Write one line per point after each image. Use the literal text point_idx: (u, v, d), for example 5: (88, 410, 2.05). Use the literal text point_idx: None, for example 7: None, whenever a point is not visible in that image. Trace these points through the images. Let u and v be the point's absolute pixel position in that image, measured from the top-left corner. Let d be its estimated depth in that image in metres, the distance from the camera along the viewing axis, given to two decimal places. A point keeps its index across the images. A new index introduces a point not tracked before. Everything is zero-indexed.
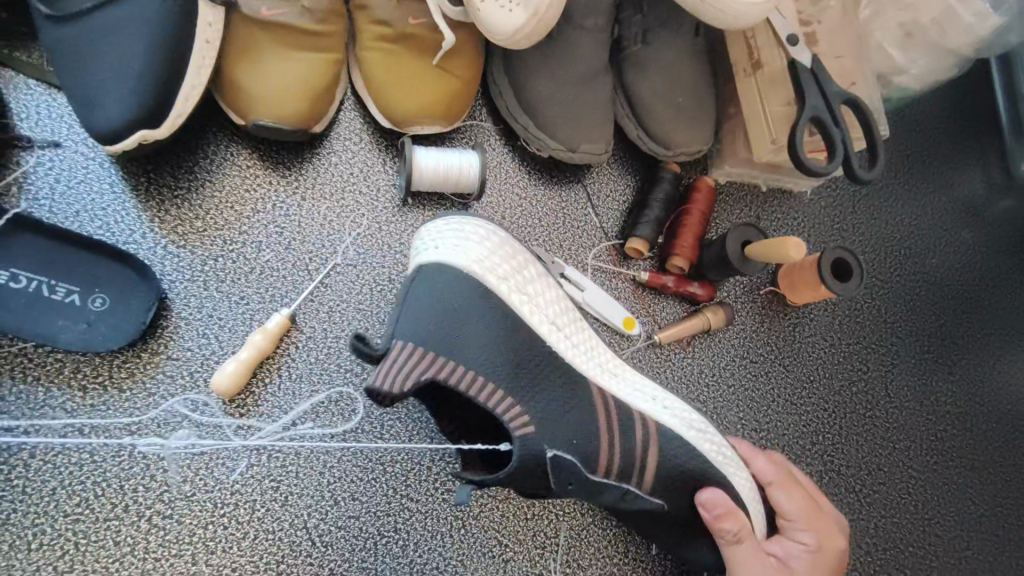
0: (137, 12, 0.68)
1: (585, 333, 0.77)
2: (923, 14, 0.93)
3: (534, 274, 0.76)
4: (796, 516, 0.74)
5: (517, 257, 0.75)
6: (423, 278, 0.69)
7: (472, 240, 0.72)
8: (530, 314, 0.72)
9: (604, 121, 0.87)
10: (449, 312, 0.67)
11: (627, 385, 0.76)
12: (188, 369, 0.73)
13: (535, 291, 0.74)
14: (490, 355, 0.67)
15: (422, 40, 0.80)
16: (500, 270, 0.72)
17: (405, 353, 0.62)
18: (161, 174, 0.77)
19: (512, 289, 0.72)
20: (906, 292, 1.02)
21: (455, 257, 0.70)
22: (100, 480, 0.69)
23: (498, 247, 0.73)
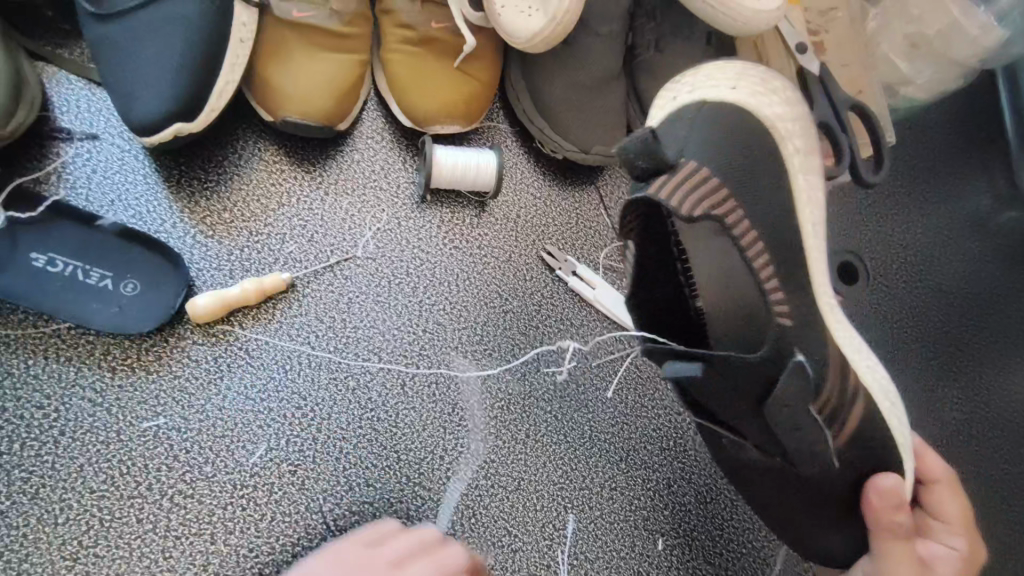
0: (177, 11, 0.72)
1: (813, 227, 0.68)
2: (928, 27, 0.96)
3: (798, 145, 0.68)
4: (952, 519, 0.70)
5: (802, 120, 0.68)
6: (721, 117, 0.66)
7: (776, 90, 0.67)
8: (801, 184, 0.67)
9: (618, 125, 0.90)
10: (736, 158, 0.65)
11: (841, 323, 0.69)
12: (214, 354, 0.76)
13: (808, 161, 0.68)
14: (775, 214, 0.66)
15: (444, 43, 0.84)
16: (789, 132, 0.67)
17: (693, 178, 0.64)
18: (192, 167, 0.80)
19: (801, 156, 0.67)
20: (912, 298, 1.04)
21: (762, 109, 0.67)
22: (126, 458, 0.72)
23: (766, 100, 0.67)
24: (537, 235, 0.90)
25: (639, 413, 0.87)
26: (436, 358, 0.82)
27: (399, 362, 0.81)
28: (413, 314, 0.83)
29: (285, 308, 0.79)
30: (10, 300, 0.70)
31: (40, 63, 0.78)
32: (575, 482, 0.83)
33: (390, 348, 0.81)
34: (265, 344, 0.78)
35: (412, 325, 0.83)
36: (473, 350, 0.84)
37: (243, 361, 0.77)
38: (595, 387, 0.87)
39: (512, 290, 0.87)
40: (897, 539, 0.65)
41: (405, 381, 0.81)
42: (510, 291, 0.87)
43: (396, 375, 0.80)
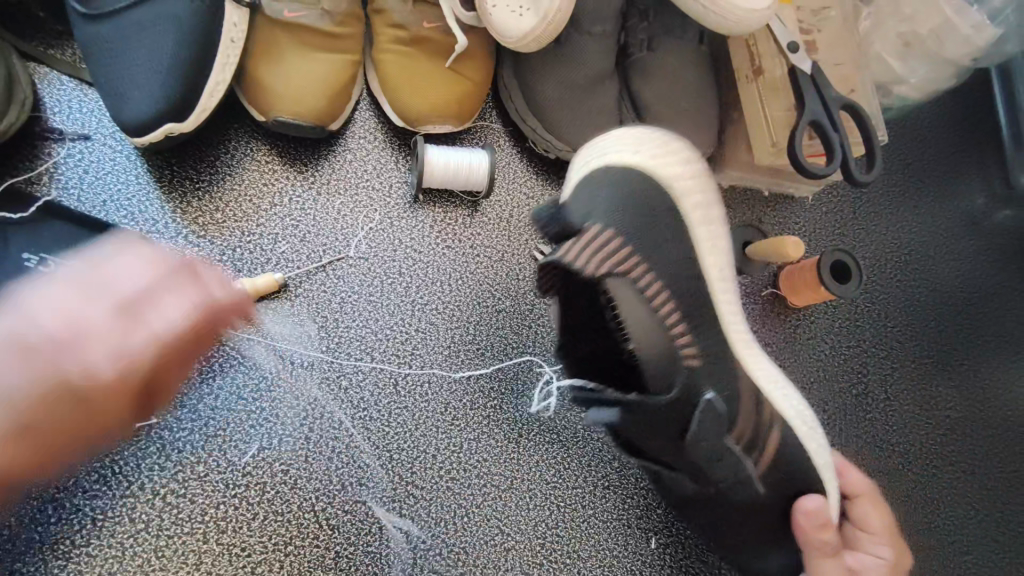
0: (167, 11, 0.72)
1: (721, 277, 0.73)
2: (922, 25, 0.96)
3: (698, 198, 0.73)
4: (877, 530, 0.72)
5: (698, 175, 0.74)
6: (609, 179, 0.72)
7: (675, 152, 0.74)
8: (701, 237, 0.73)
9: (610, 125, 0.90)
10: (640, 220, 0.71)
11: (760, 361, 0.73)
12: (206, 353, 0.76)
13: (710, 211, 0.73)
14: (681, 270, 0.72)
15: (436, 43, 0.84)
16: (683, 186, 0.73)
17: (594, 240, 0.70)
18: (184, 167, 0.80)
19: (694, 210, 0.73)
20: (906, 297, 1.04)
21: (663, 168, 0.72)
22: (119, 458, 0.72)
23: (667, 155, 0.73)
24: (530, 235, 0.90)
25: None
26: (428, 357, 0.82)
27: (392, 361, 0.81)
28: (406, 314, 0.83)
29: (278, 307, 0.80)
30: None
31: (32, 63, 0.78)
32: (568, 481, 0.83)
33: (383, 348, 0.81)
34: (257, 343, 0.78)
35: (405, 325, 0.83)
36: (466, 349, 0.84)
37: (235, 361, 0.77)
38: None
39: (504, 289, 0.87)
40: (826, 556, 0.66)
41: (398, 381, 0.81)
42: (502, 291, 0.87)
43: (389, 375, 0.81)
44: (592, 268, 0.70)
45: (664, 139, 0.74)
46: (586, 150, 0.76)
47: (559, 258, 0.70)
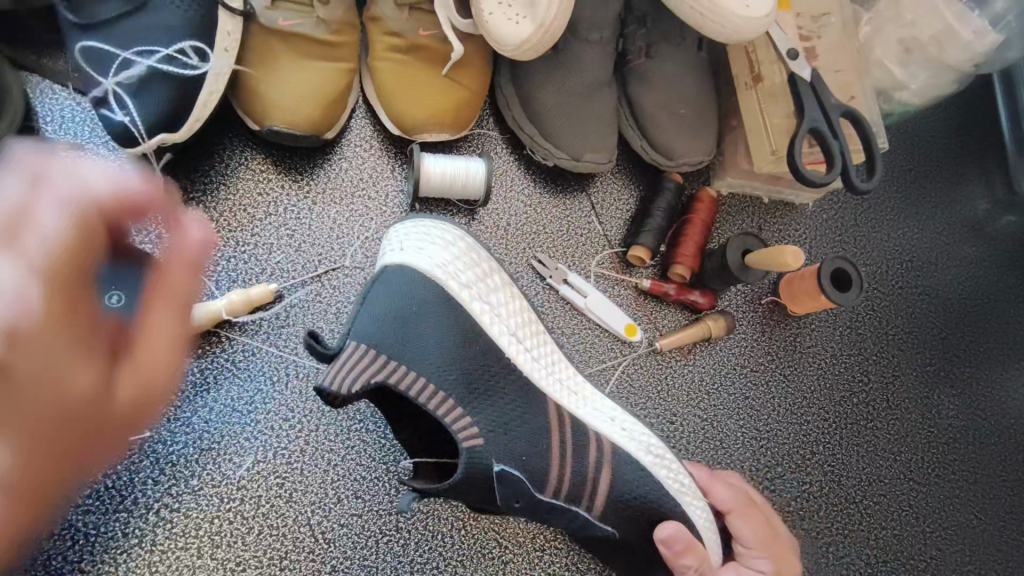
0: (161, 21, 0.71)
1: (546, 348, 0.77)
2: (922, 31, 0.95)
3: (499, 283, 0.75)
4: (754, 542, 0.71)
5: (480, 263, 0.75)
6: (382, 278, 0.69)
7: (435, 244, 0.72)
8: (490, 325, 0.72)
9: (609, 132, 0.89)
10: (404, 321, 0.67)
11: (584, 406, 0.76)
12: (200, 365, 0.76)
13: (498, 303, 0.74)
14: (446, 362, 0.67)
15: (432, 51, 0.83)
16: (464, 279, 0.72)
17: (358, 356, 0.62)
18: (178, 177, 0.80)
19: (472, 297, 0.72)
20: (908, 304, 1.03)
21: (422, 260, 0.70)
22: (112, 472, 0.71)
23: (463, 255, 0.74)
24: (527, 242, 0.91)
25: None
26: None
27: None
28: None
29: (273, 319, 0.79)
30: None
31: (25, 73, 0.78)
32: None
33: None
34: (252, 355, 0.77)
35: None
36: None
37: (229, 373, 0.76)
38: None
39: None
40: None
41: None
42: None
43: None
44: (358, 388, 0.61)
45: (463, 241, 0.75)
46: (390, 237, 0.74)
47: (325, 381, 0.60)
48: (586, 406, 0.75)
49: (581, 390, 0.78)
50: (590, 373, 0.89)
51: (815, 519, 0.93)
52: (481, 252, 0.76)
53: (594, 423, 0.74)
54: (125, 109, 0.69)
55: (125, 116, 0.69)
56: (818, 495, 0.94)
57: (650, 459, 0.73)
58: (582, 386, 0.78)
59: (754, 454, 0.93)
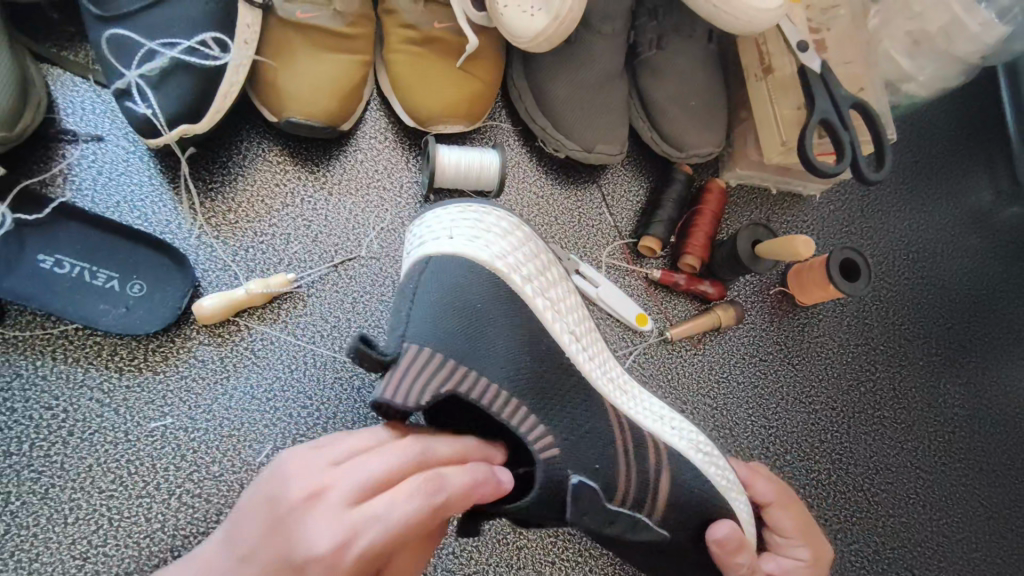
0: (181, 13, 0.72)
1: (598, 347, 0.77)
2: (931, 23, 0.96)
3: (556, 276, 0.76)
4: (792, 533, 0.75)
5: (540, 254, 0.75)
6: (431, 268, 0.68)
7: (489, 233, 0.71)
8: (552, 320, 0.71)
9: (620, 123, 0.90)
10: (464, 315, 0.66)
11: (634, 405, 0.75)
12: (220, 354, 0.77)
13: (558, 296, 0.74)
14: (512, 359, 0.66)
15: (447, 43, 0.84)
16: (525, 272, 0.71)
17: (416, 364, 0.60)
18: (196, 168, 0.81)
19: (535, 291, 0.71)
20: (915, 295, 1.04)
21: (477, 251, 0.69)
22: (135, 458, 0.72)
23: (520, 243, 0.73)
24: (539, 234, 0.92)
25: None
26: None
27: None
28: None
29: (291, 308, 0.80)
30: (18, 301, 0.71)
31: (44, 65, 0.79)
32: None
33: None
34: (271, 344, 0.78)
35: None
36: None
37: (249, 361, 0.77)
38: None
39: None
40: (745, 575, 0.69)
41: None
42: None
43: None
44: (427, 398, 0.60)
45: (518, 226, 0.74)
46: (425, 229, 0.72)
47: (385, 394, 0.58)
48: (636, 404, 0.75)
49: (631, 386, 0.77)
50: None
51: (823, 506, 0.94)
52: (537, 242, 0.75)
53: (649, 425, 0.74)
54: (147, 102, 0.71)
55: (147, 108, 0.71)
56: (826, 482, 0.95)
57: (701, 458, 0.74)
58: (631, 382, 0.78)
59: (763, 442, 0.94)
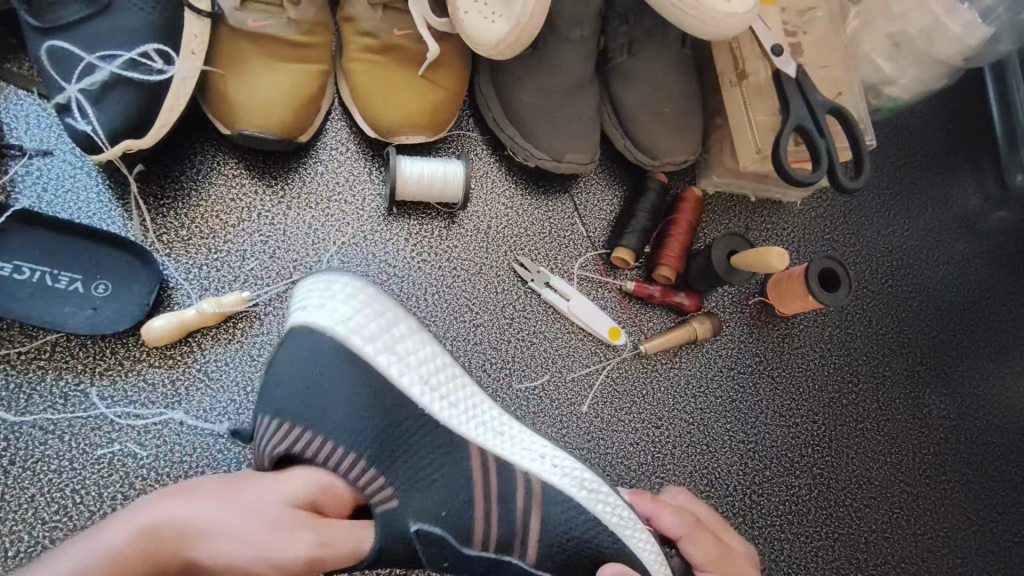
0: (124, 22, 0.69)
1: (464, 391, 0.73)
2: (912, 25, 0.92)
3: (405, 333, 0.72)
4: (708, 566, 0.70)
5: (387, 311, 0.72)
6: (288, 341, 0.68)
7: (336, 302, 0.70)
8: (397, 375, 0.69)
9: (589, 132, 0.87)
10: (306, 379, 0.65)
11: (510, 445, 0.71)
12: (171, 377, 0.74)
13: (407, 351, 0.71)
14: (351, 414, 0.65)
15: (408, 51, 0.81)
16: (367, 333, 0.69)
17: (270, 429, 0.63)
18: (148, 183, 0.78)
19: (377, 350, 0.69)
20: (896, 303, 1.01)
21: (319, 319, 0.68)
22: (80, 487, 0.69)
23: (364, 304, 0.71)
24: (509, 247, 0.89)
25: (615, 427, 0.88)
26: None
27: None
28: None
29: (246, 328, 0.77)
30: None
31: None
32: None
33: None
34: (223, 364, 0.75)
35: None
36: None
37: (201, 383, 0.74)
38: (570, 401, 0.87)
39: (481, 304, 0.86)
40: None
41: None
42: (480, 305, 0.86)
43: None
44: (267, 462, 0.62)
45: (365, 290, 0.72)
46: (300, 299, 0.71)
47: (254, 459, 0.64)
48: (511, 444, 0.71)
49: (506, 427, 0.73)
50: (574, 379, 0.87)
51: (803, 523, 0.92)
52: (385, 298, 0.73)
53: (520, 462, 0.69)
54: (88, 117, 0.68)
55: (87, 124, 0.68)
56: (806, 500, 0.92)
57: (583, 496, 0.69)
58: (513, 425, 0.74)
59: (741, 458, 0.92)
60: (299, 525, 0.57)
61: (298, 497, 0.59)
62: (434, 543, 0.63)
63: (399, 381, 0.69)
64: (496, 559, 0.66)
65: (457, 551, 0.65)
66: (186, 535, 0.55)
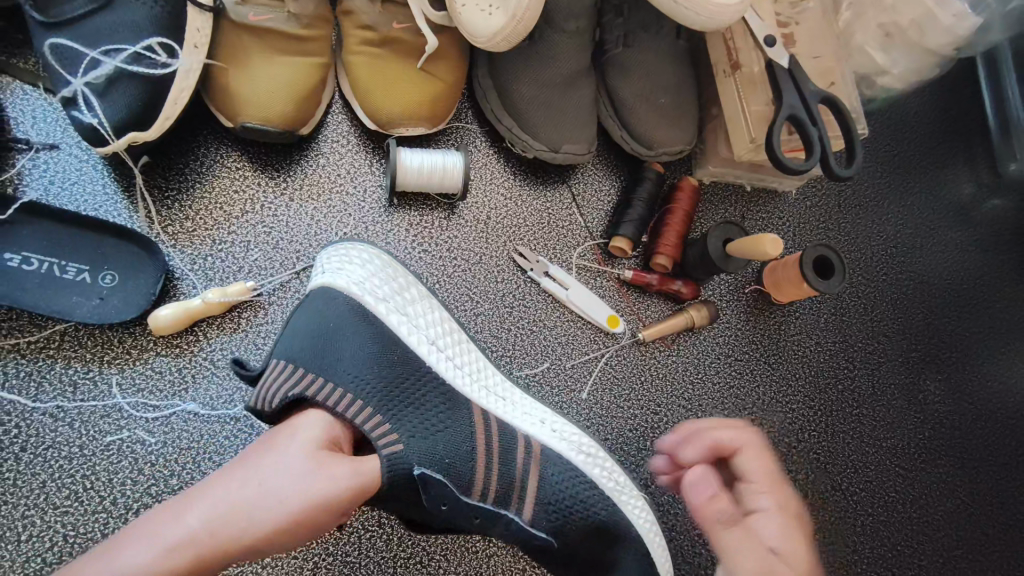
0: (128, 18, 0.70)
1: (468, 355, 0.78)
2: (903, 15, 0.94)
3: (416, 296, 0.77)
4: (761, 480, 0.64)
5: (399, 278, 0.77)
6: (306, 302, 0.71)
7: (356, 268, 0.74)
8: (407, 334, 0.73)
9: (586, 122, 0.89)
10: (320, 331, 0.68)
11: (513, 411, 0.76)
12: (178, 366, 0.75)
13: (417, 313, 0.76)
14: (364, 367, 0.66)
15: (407, 44, 0.82)
16: (380, 294, 0.74)
17: (280, 371, 0.64)
18: (152, 176, 0.79)
19: (389, 310, 0.73)
20: (891, 290, 1.03)
21: (336, 279, 0.72)
22: (90, 473, 0.71)
23: (381, 269, 0.76)
24: (508, 238, 0.90)
25: (614, 413, 0.89)
26: None
27: None
28: None
29: (251, 317, 0.78)
30: None
31: None
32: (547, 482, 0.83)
33: None
34: (229, 353, 0.77)
35: None
36: None
37: (208, 371, 0.76)
38: (569, 388, 0.88)
39: (482, 293, 0.88)
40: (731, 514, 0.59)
41: None
42: (481, 294, 0.88)
43: None
44: (277, 402, 0.62)
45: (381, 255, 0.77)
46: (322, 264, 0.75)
47: (259, 403, 0.64)
48: (514, 409, 0.75)
49: (509, 393, 0.78)
50: (573, 366, 0.89)
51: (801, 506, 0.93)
52: (399, 265, 0.78)
53: (522, 425, 0.74)
54: (94, 111, 0.69)
55: (93, 118, 0.69)
56: (803, 483, 0.94)
57: (582, 459, 0.74)
58: (511, 390, 0.78)
59: None
60: (334, 462, 0.57)
61: (319, 441, 0.58)
62: (434, 489, 0.61)
63: (410, 339, 0.73)
64: (494, 511, 0.65)
65: (458, 501, 0.63)
66: (230, 519, 0.53)
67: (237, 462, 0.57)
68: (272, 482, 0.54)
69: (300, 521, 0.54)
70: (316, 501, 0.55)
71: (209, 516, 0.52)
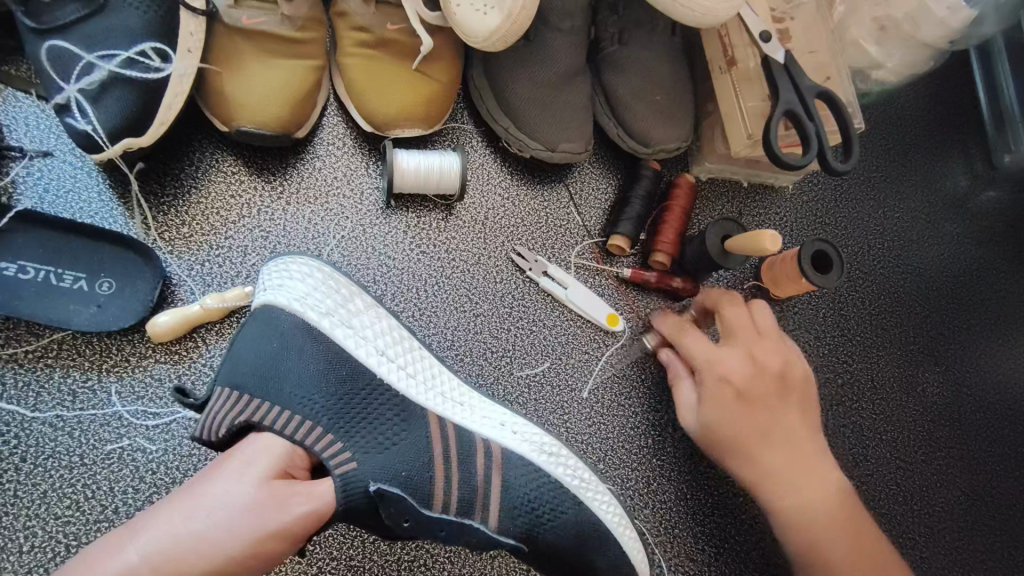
0: (122, 24, 0.70)
1: (428, 362, 0.77)
2: (896, 9, 0.94)
3: (361, 308, 0.75)
4: None
5: (342, 289, 0.75)
6: (247, 326, 0.70)
7: (297, 285, 0.72)
8: (355, 348, 0.71)
9: (583, 121, 0.88)
10: (263, 356, 0.67)
11: (471, 414, 0.75)
12: (177, 372, 0.75)
13: (364, 326, 0.74)
14: (311, 388, 0.66)
15: (402, 45, 0.82)
16: (324, 308, 0.72)
17: (226, 400, 0.63)
18: (148, 183, 0.79)
19: (334, 324, 0.71)
20: (889, 283, 1.03)
21: (276, 299, 0.70)
22: (91, 482, 0.70)
23: (322, 283, 0.73)
24: (507, 237, 0.90)
25: (614, 412, 0.89)
26: None
27: None
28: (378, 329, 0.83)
29: None
30: None
31: None
32: None
33: None
34: None
35: None
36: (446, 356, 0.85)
37: (207, 378, 0.75)
38: (570, 388, 0.88)
39: (481, 294, 0.87)
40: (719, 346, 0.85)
41: None
42: (480, 294, 0.87)
43: None
44: (223, 432, 0.61)
45: (322, 269, 0.74)
46: (261, 283, 0.73)
47: (203, 433, 0.63)
48: (473, 413, 0.75)
49: (465, 397, 0.77)
50: (574, 365, 0.89)
51: None
52: (340, 275, 0.75)
53: (479, 429, 0.74)
54: (88, 117, 0.68)
55: (87, 124, 0.68)
56: None
57: (544, 459, 0.74)
58: (469, 393, 0.77)
59: None
60: (285, 494, 0.56)
61: (271, 471, 0.57)
62: (394, 503, 0.62)
63: (357, 353, 0.71)
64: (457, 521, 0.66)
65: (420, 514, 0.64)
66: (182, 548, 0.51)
67: (184, 492, 0.55)
68: (220, 515, 0.53)
69: (246, 555, 0.53)
70: (261, 534, 0.54)
71: (151, 548, 0.51)
